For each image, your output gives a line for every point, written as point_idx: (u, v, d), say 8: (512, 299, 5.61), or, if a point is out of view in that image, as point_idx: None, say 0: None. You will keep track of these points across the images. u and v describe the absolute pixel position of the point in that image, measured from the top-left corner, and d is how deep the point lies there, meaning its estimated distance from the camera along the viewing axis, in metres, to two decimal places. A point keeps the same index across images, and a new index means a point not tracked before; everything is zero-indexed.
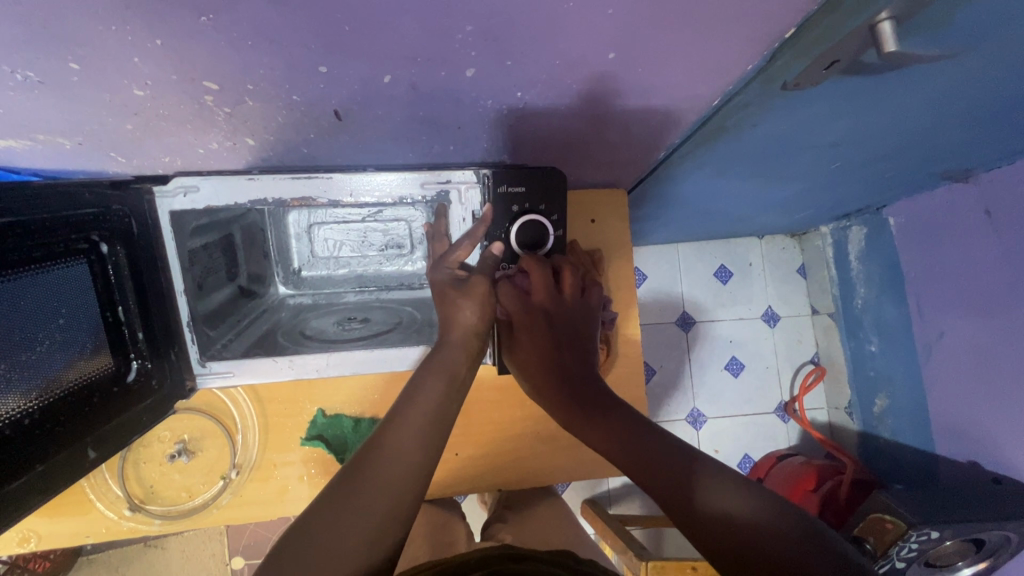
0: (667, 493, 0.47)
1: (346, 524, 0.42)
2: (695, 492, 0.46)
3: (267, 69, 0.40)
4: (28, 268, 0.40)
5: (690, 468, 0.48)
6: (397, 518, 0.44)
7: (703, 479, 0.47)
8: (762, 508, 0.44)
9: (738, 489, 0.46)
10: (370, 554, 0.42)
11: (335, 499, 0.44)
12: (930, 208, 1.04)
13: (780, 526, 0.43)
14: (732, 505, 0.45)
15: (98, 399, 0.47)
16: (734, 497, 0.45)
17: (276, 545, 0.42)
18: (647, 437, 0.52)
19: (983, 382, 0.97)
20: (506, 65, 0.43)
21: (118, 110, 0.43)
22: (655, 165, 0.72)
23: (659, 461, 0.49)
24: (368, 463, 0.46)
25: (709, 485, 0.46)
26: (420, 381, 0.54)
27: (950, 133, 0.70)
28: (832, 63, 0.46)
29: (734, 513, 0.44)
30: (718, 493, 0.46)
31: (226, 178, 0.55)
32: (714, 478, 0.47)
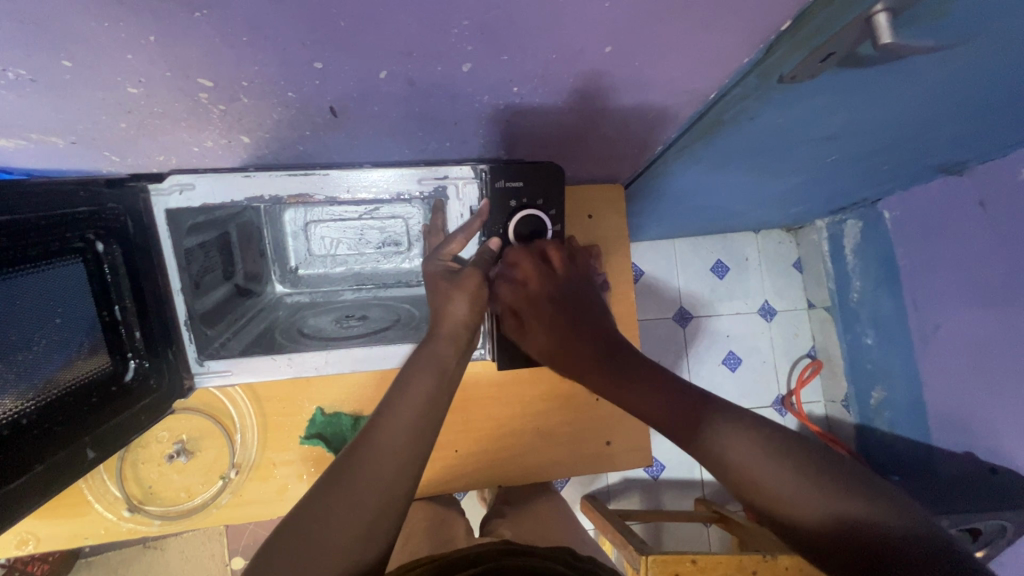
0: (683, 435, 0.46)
1: (334, 524, 0.42)
2: (712, 441, 0.44)
3: (261, 66, 0.40)
4: (25, 266, 0.39)
5: (705, 416, 0.46)
6: (388, 514, 0.44)
7: (720, 429, 0.44)
8: (783, 460, 0.41)
9: (755, 440, 0.43)
10: (359, 553, 0.42)
11: (323, 497, 0.44)
12: (925, 200, 1.04)
13: (800, 480, 0.40)
14: (752, 458, 0.42)
15: (96, 398, 0.47)
16: (752, 450, 0.42)
17: (262, 546, 0.42)
18: (663, 392, 0.49)
19: (978, 373, 0.98)
20: (503, 60, 0.43)
21: (111, 108, 0.43)
22: (652, 159, 0.72)
23: (677, 413, 0.47)
24: (357, 460, 0.46)
25: (725, 436, 0.44)
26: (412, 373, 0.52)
27: (945, 125, 0.70)
28: (828, 56, 0.46)
29: (754, 467, 0.42)
30: (736, 442, 0.43)
31: (224, 175, 0.55)
32: (731, 425, 0.44)
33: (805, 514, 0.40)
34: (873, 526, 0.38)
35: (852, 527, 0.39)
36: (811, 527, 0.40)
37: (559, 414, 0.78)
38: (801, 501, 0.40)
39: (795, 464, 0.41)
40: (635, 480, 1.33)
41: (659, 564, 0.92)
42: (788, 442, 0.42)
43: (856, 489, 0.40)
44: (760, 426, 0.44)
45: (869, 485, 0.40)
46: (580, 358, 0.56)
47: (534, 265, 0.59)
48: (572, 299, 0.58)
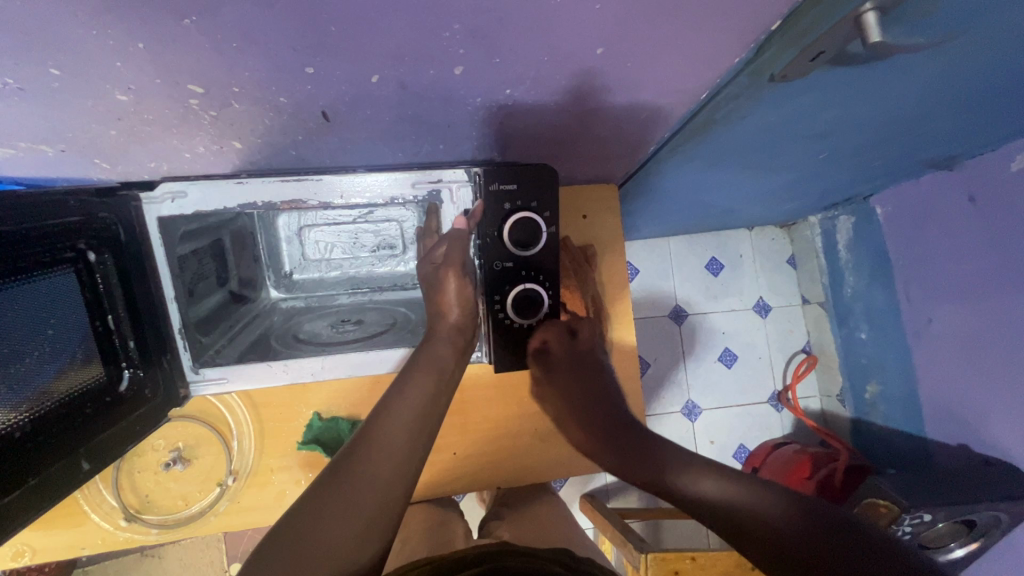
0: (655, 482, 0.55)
1: (333, 519, 0.42)
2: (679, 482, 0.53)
3: (252, 71, 0.40)
4: (14, 279, 0.39)
5: (676, 461, 0.55)
6: (387, 513, 0.44)
7: (680, 471, 0.53)
8: (739, 484, 0.50)
9: (711, 473, 0.52)
10: (360, 552, 0.42)
11: (323, 491, 0.44)
12: (916, 195, 1.05)
13: (750, 499, 0.48)
14: (716, 488, 0.50)
15: (91, 409, 0.46)
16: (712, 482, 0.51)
17: (261, 544, 0.42)
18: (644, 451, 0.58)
19: (971, 366, 0.98)
20: (495, 62, 0.43)
21: (101, 115, 0.43)
22: (645, 159, 0.72)
23: (650, 463, 0.56)
24: (356, 459, 0.46)
25: (688, 475, 0.52)
26: (411, 374, 0.53)
27: (934, 121, 0.71)
28: (818, 54, 0.46)
29: (716, 497, 0.50)
30: (697, 481, 0.52)
31: (214, 183, 0.54)
32: (690, 466, 0.53)
33: (769, 521, 0.47)
34: (821, 529, 0.45)
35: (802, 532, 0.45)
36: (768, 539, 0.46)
37: None
38: (758, 516, 0.47)
39: (745, 488, 0.49)
40: None
41: (659, 562, 0.92)
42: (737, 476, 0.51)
43: (807, 507, 0.47)
44: (713, 464, 0.53)
45: (823, 508, 0.46)
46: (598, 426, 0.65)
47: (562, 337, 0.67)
48: (589, 374, 0.69)
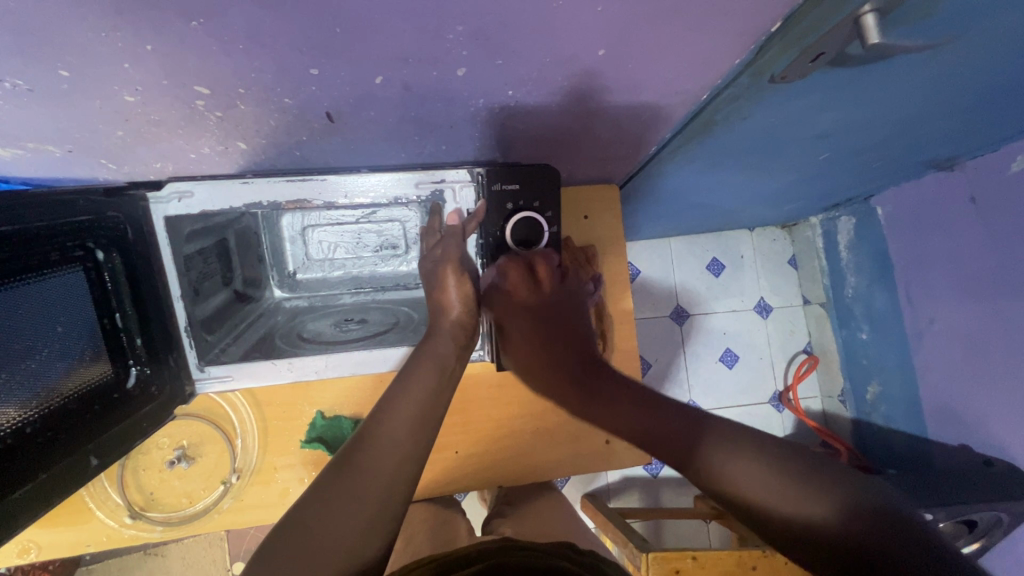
0: (682, 457, 0.49)
1: (338, 513, 0.43)
2: (712, 463, 0.47)
3: (258, 73, 0.40)
4: (27, 276, 0.39)
5: (700, 434, 0.49)
6: (391, 507, 0.45)
7: (714, 449, 0.48)
8: (779, 477, 0.44)
9: (747, 456, 0.46)
10: (365, 544, 0.42)
11: (328, 485, 0.45)
12: (917, 195, 1.05)
13: (789, 488, 0.44)
14: (752, 477, 0.45)
15: (99, 406, 0.47)
16: (749, 470, 0.45)
17: (266, 539, 0.42)
18: (658, 416, 0.53)
19: (972, 366, 0.99)
20: (498, 63, 0.43)
21: (109, 116, 0.43)
22: (647, 160, 0.73)
23: (679, 428, 0.51)
24: (360, 453, 0.47)
25: (722, 457, 0.47)
26: (413, 369, 0.54)
27: (934, 122, 0.71)
28: (818, 56, 0.46)
29: (749, 484, 0.45)
30: (735, 463, 0.46)
31: (221, 182, 0.55)
32: (727, 443, 0.47)
33: (805, 517, 0.43)
34: (866, 530, 0.41)
35: (837, 527, 0.41)
36: (805, 528, 0.42)
37: (558, 413, 0.78)
38: (794, 509, 0.43)
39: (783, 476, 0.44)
40: (634, 478, 1.33)
41: (660, 562, 0.92)
42: (779, 455, 0.46)
43: (853, 508, 0.42)
44: (752, 442, 0.47)
45: (871, 507, 0.42)
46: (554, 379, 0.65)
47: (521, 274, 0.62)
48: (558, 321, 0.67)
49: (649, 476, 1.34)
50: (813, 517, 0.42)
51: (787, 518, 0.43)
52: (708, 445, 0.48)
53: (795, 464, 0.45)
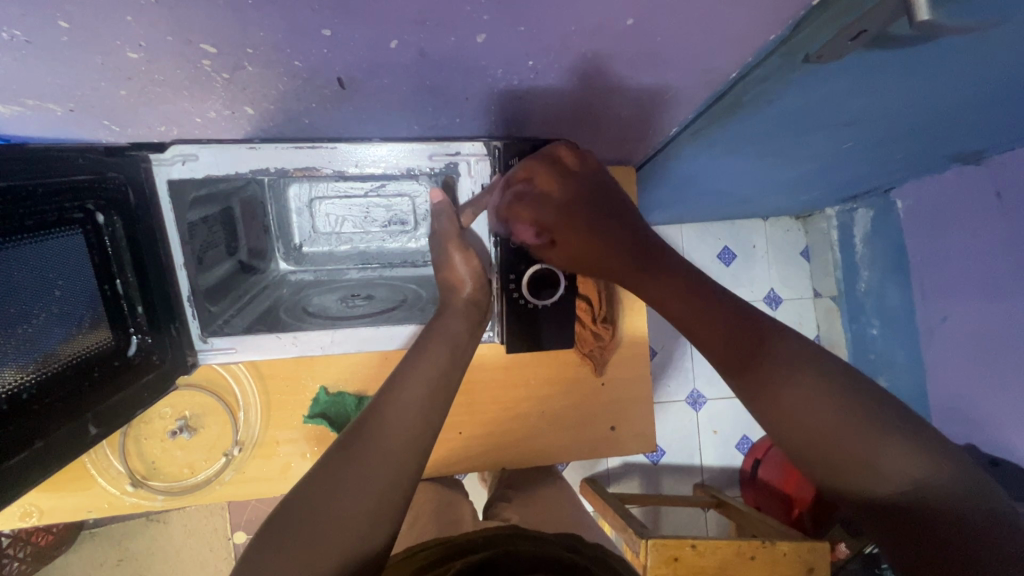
0: (748, 386, 0.44)
1: (346, 491, 0.42)
2: (778, 395, 0.42)
3: (267, 32, 0.38)
4: (21, 236, 0.38)
5: (771, 356, 0.44)
6: (400, 485, 0.44)
7: (780, 373, 0.43)
8: (846, 414, 0.40)
9: (824, 391, 0.41)
10: (372, 524, 0.42)
11: (337, 462, 0.44)
12: (940, 189, 1.02)
13: (875, 449, 0.38)
14: (821, 413, 0.40)
15: (98, 374, 0.46)
16: (819, 406, 0.40)
17: (272, 514, 0.42)
18: (726, 323, 0.47)
19: (985, 366, 0.97)
20: (519, 31, 0.41)
21: (111, 74, 0.41)
22: (667, 141, 0.70)
23: (742, 340, 0.45)
24: (369, 431, 0.46)
25: (789, 387, 0.42)
26: (426, 347, 0.54)
27: (967, 113, 0.68)
28: (859, 34, 0.43)
29: (821, 422, 0.40)
30: (801, 399, 0.41)
31: (226, 146, 0.53)
32: (797, 378, 0.42)
33: (879, 465, 0.38)
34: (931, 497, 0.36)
35: (911, 489, 0.37)
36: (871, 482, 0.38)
37: (564, 398, 0.78)
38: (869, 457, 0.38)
39: (863, 421, 0.39)
40: (635, 465, 1.33)
41: (661, 548, 0.92)
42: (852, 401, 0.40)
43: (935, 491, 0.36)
44: (825, 376, 0.41)
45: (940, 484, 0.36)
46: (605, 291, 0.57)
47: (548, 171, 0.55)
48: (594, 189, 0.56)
49: (650, 462, 1.34)
50: (893, 487, 0.37)
51: (867, 484, 0.38)
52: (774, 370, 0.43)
53: (883, 417, 0.39)
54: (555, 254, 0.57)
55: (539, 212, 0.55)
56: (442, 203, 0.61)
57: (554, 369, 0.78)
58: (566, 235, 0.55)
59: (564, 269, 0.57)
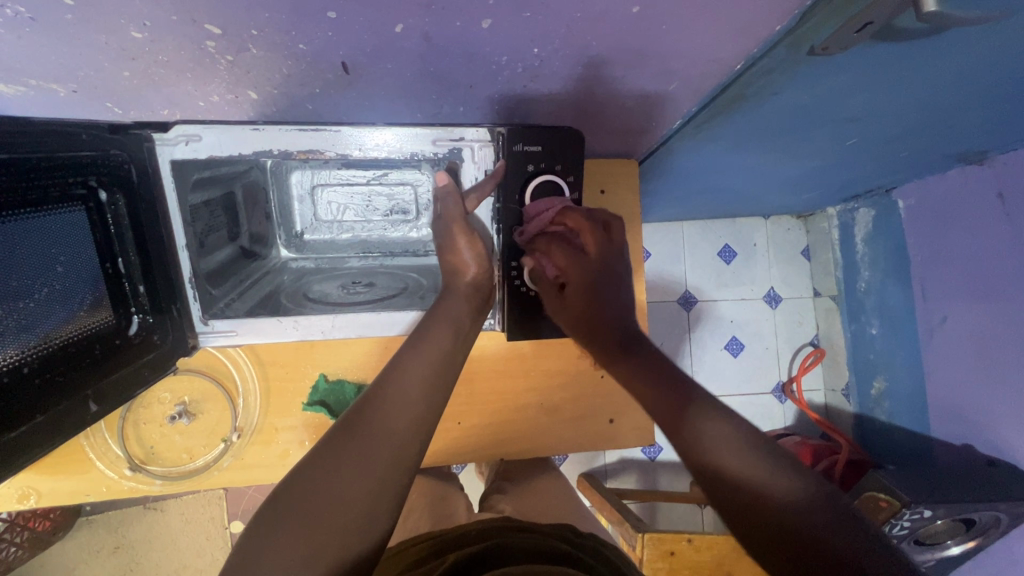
0: (669, 424, 0.50)
1: (348, 469, 0.43)
2: (701, 432, 0.47)
3: (272, 13, 0.38)
4: (23, 211, 0.38)
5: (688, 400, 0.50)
6: (401, 464, 0.45)
7: (695, 411, 0.49)
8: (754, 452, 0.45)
9: (737, 433, 0.47)
10: (373, 502, 0.42)
11: (338, 442, 0.45)
12: (942, 189, 1.02)
13: (761, 470, 0.44)
14: (733, 450, 0.46)
15: (99, 352, 0.46)
16: (735, 443, 0.46)
17: (274, 492, 0.43)
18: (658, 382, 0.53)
19: (983, 366, 0.97)
20: (525, 17, 0.41)
21: (115, 54, 0.41)
22: (670, 134, 0.70)
23: (670, 387, 0.52)
24: (371, 412, 0.47)
25: (704, 418, 0.48)
26: (428, 328, 0.55)
27: (970, 111, 0.68)
28: (864, 26, 0.43)
29: (732, 460, 0.45)
30: (711, 428, 0.47)
31: (230, 127, 0.51)
32: (713, 416, 0.48)
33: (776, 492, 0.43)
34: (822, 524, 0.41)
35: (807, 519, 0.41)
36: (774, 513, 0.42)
37: (563, 390, 0.78)
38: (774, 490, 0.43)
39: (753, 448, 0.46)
40: (632, 461, 1.33)
41: (657, 543, 0.92)
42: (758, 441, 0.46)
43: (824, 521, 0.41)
44: (734, 415, 0.48)
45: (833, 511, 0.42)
46: (592, 339, 0.62)
47: (594, 235, 0.61)
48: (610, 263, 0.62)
49: (648, 459, 1.34)
50: (776, 501, 0.43)
51: (754, 496, 0.43)
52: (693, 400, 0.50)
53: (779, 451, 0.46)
54: (567, 299, 0.62)
55: (573, 262, 0.60)
56: (447, 186, 0.58)
57: (553, 361, 0.78)
58: (580, 285, 0.61)
59: (567, 317, 0.62)
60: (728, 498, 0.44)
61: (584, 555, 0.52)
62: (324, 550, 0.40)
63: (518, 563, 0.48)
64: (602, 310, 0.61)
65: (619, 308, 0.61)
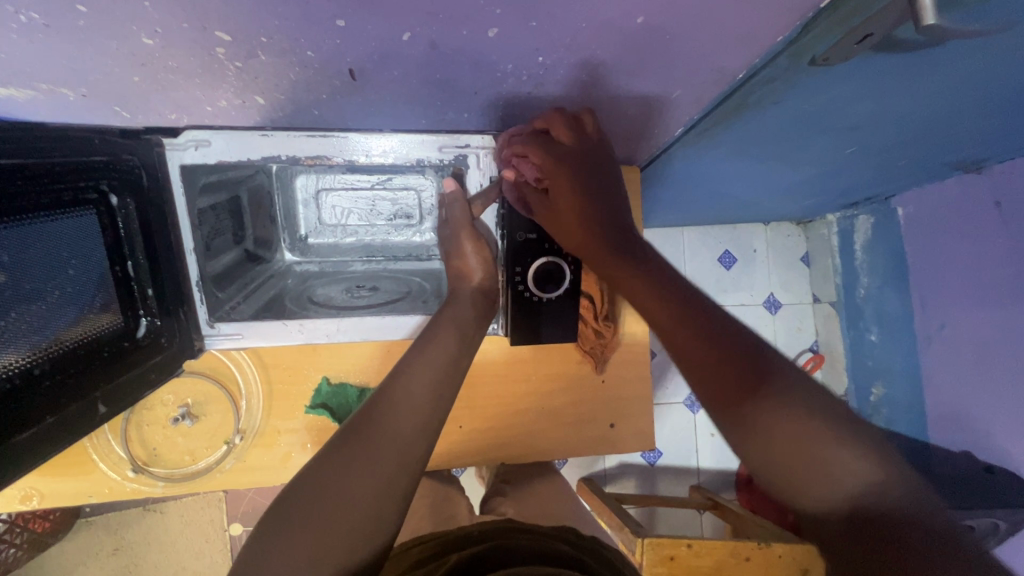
0: (717, 393, 0.43)
1: (355, 474, 0.43)
2: (760, 414, 0.41)
3: (282, 21, 0.39)
4: (39, 213, 0.38)
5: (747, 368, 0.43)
6: (407, 468, 0.45)
7: (763, 401, 0.41)
8: (828, 435, 0.39)
9: (804, 416, 0.40)
10: (380, 505, 0.43)
11: (346, 446, 0.45)
12: (941, 196, 1.03)
13: (841, 463, 0.38)
14: (799, 436, 0.39)
15: (108, 354, 0.46)
16: (800, 429, 0.39)
17: (282, 494, 0.43)
18: (703, 335, 0.45)
19: (981, 373, 0.98)
20: (531, 25, 0.41)
21: (125, 60, 0.42)
22: (672, 141, 0.71)
23: (724, 366, 0.43)
24: (377, 416, 0.47)
25: (772, 410, 0.40)
26: (434, 332, 0.55)
27: (970, 121, 0.69)
28: (865, 37, 0.43)
29: (798, 446, 0.39)
30: (779, 424, 0.40)
31: (243, 133, 0.55)
32: (775, 396, 0.41)
33: (849, 487, 0.37)
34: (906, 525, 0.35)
35: (882, 520, 0.36)
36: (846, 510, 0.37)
37: (564, 394, 0.78)
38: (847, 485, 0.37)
39: (831, 436, 0.39)
40: (631, 465, 1.34)
41: (656, 548, 0.93)
42: (831, 423, 0.39)
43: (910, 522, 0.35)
44: (810, 401, 0.40)
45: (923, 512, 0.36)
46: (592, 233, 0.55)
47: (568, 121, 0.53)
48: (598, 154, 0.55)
49: (647, 463, 1.34)
50: (860, 505, 0.37)
51: (830, 498, 0.38)
52: (759, 385, 0.41)
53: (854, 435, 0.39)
54: (555, 202, 0.56)
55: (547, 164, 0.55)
56: (453, 192, 0.61)
57: (554, 365, 0.78)
58: (567, 183, 0.55)
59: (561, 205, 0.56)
60: (805, 508, 0.39)
61: (584, 556, 0.53)
62: (328, 553, 0.40)
63: (519, 564, 0.48)
64: (589, 199, 0.55)
65: (614, 207, 0.56)
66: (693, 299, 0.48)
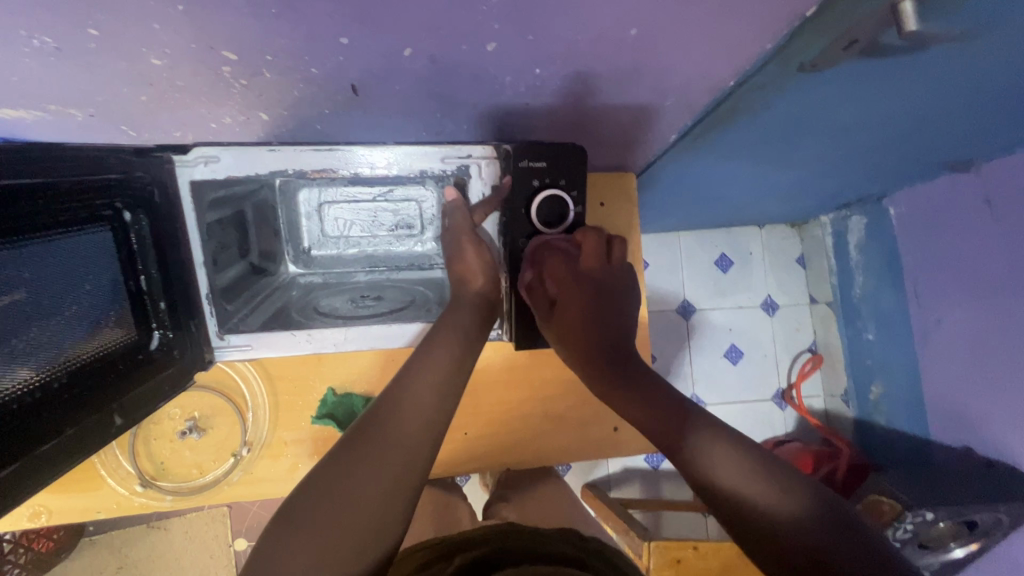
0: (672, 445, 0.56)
1: (363, 474, 0.45)
2: (700, 453, 0.54)
3: (287, 39, 0.40)
4: (57, 230, 0.39)
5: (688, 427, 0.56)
6: (412, 469, 0.47)
7: (700, 437, 0.55)
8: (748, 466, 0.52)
9: (732, 452, 0.53)
10: (387, 502, 0.44)
11: (353, 447, 0.46)
12: (932, 196, 1.04)
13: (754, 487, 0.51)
14: (731, 470, 0.52)
15: (123, 366, 0.47)
16: (730, 461, 0.53)
17: (290, 496, 0.45)
18: (649, 403, 0.59)
19: (978, 367, 0.99)
20: (528, 39, 0.43)
21: (134, 80, 0.43)
22: (666, 147, 0.72)
23: (673, 419, 0.57)
24: (382, 418, 0.49)
25: (711, 450, 0.53)
26: (437, 334, 0.57)
27: (958, 121, 0.70)
28: (851, 43, 0.45)
29: (731, 476, 0.52)
30: (719, 457, 0.53)
31: (249, 149, 0.54)
32: (713, 439, 0.54)
33: (766, 499, 0.50)
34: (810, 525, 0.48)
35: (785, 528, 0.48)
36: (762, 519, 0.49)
37: (568, 400, 0.78)
38: (763, 501, 0.50)
39: (757, 470, 0.52)
40: (635, 470, 1.34)
41: (662, 551, 0.93)
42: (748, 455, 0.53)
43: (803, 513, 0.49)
44: (735, 442, 0.54)
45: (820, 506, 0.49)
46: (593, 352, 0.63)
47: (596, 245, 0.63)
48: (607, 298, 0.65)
49: (651, 468, 1.35)
50: (768, 509, 0.49)
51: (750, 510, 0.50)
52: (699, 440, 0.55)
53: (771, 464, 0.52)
54: (563, 313, 0.63)
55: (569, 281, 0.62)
56: (454, 201, 0.60)
57: (558, 370, 0.78)
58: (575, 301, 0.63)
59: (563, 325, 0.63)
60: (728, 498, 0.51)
61: (587, 557, 0.53)
62: (337, 550, 0.41)
63: (519, 565, 0.49)
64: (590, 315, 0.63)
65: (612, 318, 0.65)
66: (654, 386, 0.61)
